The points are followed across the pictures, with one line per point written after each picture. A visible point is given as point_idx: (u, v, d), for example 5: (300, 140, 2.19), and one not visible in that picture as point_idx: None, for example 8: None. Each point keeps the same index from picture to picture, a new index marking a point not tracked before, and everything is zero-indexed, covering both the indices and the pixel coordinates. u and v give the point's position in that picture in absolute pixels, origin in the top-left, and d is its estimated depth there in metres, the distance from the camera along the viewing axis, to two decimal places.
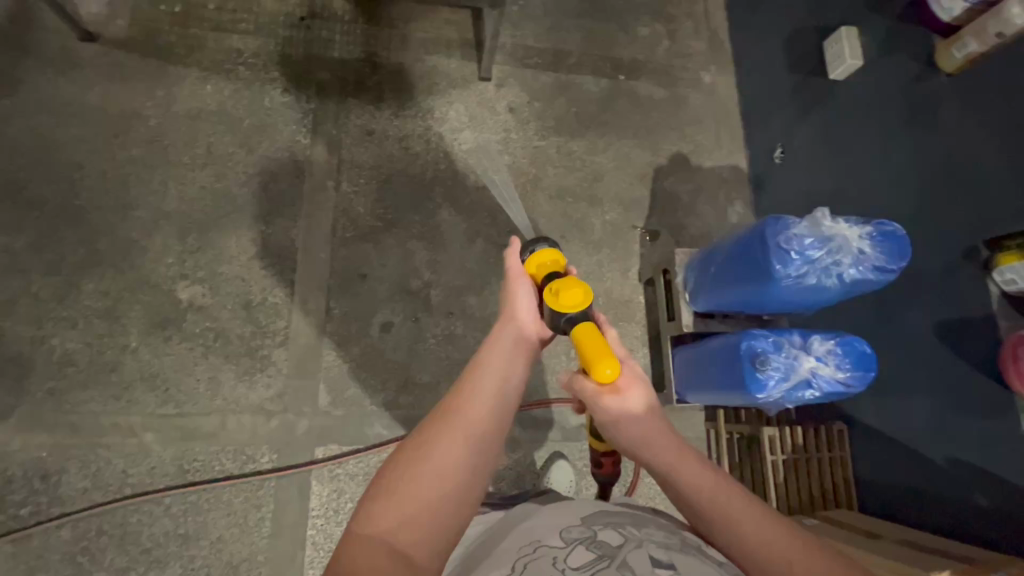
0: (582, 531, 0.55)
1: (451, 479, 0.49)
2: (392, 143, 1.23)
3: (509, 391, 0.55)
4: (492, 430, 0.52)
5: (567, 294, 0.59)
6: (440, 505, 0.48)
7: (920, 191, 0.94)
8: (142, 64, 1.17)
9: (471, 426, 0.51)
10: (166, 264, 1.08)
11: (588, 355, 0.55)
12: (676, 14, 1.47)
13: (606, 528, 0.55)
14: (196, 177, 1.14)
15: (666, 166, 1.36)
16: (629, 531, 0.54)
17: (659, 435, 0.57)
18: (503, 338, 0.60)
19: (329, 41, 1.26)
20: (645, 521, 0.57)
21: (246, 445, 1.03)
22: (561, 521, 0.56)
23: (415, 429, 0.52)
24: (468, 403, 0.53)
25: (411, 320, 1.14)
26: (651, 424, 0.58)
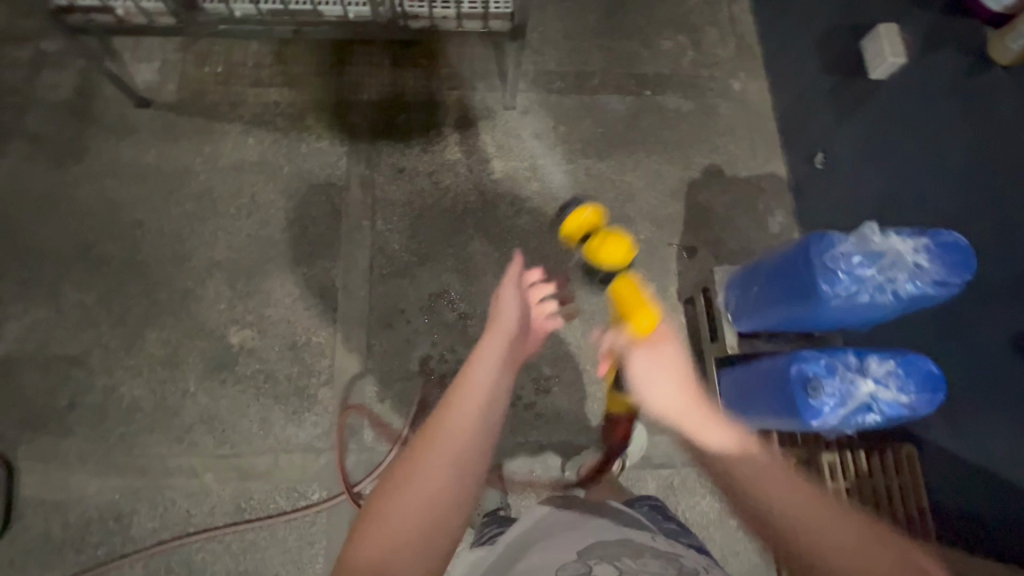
0: (579, 565, 0.65)
1: (449, 472, 0.65)
2: (422, 179, 1.26)
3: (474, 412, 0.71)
4: (469, 444, 0.68)
5: (607, 245, 0.98)
6: (442, 486, 0.63)
7: (980, 192, 0.86)
8: (191, 123, 1.25)
9: (450, 434, 0.68)
10: (219, 310, 1.14)
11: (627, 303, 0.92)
12: (700, 24, 1.44)
13: (600, 562, 0.65)
14: (242, 226, 1.20)
15: (699, 180, 1.33)
16: (623, 565, 0.63)
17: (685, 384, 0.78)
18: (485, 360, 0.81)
19: (359, 86, 1.31)
20: (641, 551, 0.67)
21: (298, 482, 1.06)
22: (561, 561, 0.67)
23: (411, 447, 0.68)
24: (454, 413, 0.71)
25: (449, 352, 1.15)
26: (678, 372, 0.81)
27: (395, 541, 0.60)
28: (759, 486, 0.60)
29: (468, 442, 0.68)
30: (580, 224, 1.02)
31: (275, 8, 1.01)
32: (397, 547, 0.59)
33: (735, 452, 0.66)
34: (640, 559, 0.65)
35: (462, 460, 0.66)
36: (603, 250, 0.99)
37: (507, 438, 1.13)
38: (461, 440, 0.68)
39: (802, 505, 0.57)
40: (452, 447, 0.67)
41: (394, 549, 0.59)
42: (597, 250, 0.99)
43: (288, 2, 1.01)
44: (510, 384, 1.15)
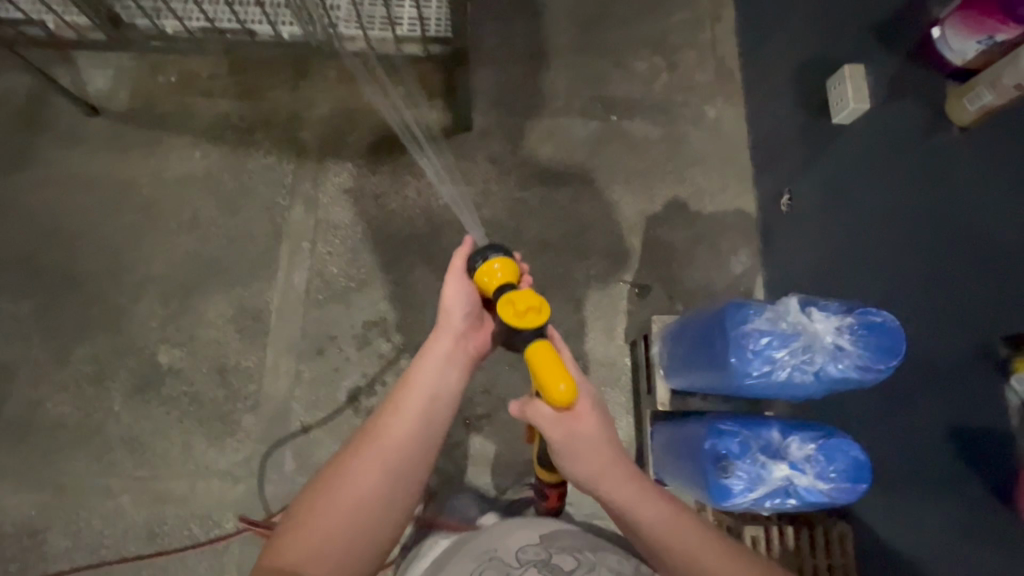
0: (540, 550, 0.67)
1: (381, 490, 0.59)
2: (368, 201, 1.22)
3: (424, 426, 0.62)
4: (407, 458, 0.60)
5: (524, 316, 0.61)
6: (356, 523, 0.58)
7: (929, 262, 0.78)
8: (138, 134, 1.23)
9: (389, 453, 0.60)
10: (151, 328, 1.13)
11: (541, 375, 0.59)
12: (679, 45, 1.35)
13: (562, 551, 0.67)
14: (181, 242, 1.18)
15: (661, 213, 1.26)
16: (583, 557, 0.67)
17: (615, 463, 0.60)
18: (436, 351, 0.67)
19: (311, 99, 1.26)
20: (599, 543, 0.70)
21: (214, 509, 1.05)
22: (523, 537, 0.68)
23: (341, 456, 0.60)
24: (392, 432, 0.61)
25: (379, 384, 1.12)
26: (605, 449, 0.60)
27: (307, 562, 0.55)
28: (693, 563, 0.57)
29: (393, 468, 0.59)
30: (491, 281, 0.66)
31: (203, 25, 0.99)
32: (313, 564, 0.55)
33: (671, 535, 0.58)
34: (600, 550, 0.69)
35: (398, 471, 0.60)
36: (520, 315, 0.61)
37: (433, 477, 1.09)
38: (409, 446, 0.61)
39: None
40: (388, 461, 0.59)
41: (316, 560, 0.56)
42: (512, 312, 0.61)
43: (216, 22, 0.99)
44: None
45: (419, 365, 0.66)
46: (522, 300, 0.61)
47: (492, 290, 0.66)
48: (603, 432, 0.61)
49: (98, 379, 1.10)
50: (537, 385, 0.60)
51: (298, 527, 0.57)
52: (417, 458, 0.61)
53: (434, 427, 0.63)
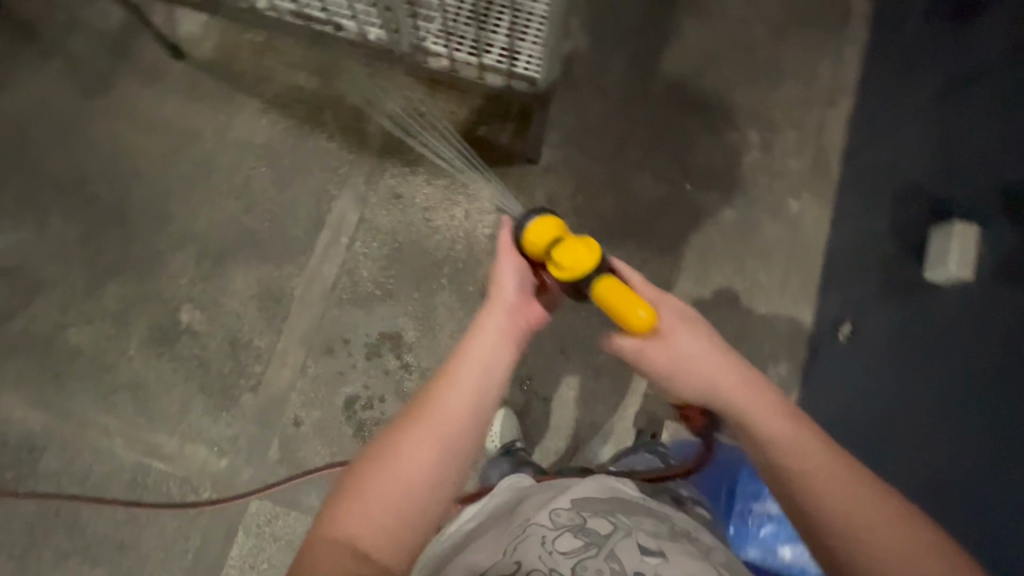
0: (572, 515, 0.60)
1: (442, 454, 0.52)
2: (415, 212, 1.19)
3: (485, 388, 0.56)
4: (467, 426, 0.54)
5: (577, 260, 0.62)
6: (417, 492, 0.51)
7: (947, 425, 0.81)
8: (214, 87, 1.23)
9: (448, 422, 0.53)
10: (179, 284, 1.15)
11: (617, 307, 0.60)
12: (781, 122, 1.23)
13: (597, 515, 0.60)
14: (227, 206, 1.19)
15: (708, 300, 1.18)
16: (618, 519, 0.60)
17: (727, 378, 0.58)
18: (490, 323, 0.60)
19: (386, 92, 1.22)
20: (635, 508, 0.63)
21: (195, 475, 1.08)
22: (554, 504, 0.62)
23: (396, 422, 0.54)
24: (447, 401, 0.54)
25: (378, 398, 1.12)
26: (710, 365, 0.59)
27: (370, 528, 0.49)
28: (824, 486, 0.51)
29: (458, 427, 0.53)
30: (542, 235, 0.65)
31: (291, 8, 1.00)
32: (373, 532, 0.49)
33: (798, 453, 0.53)
34: (635, 514, 0.62)
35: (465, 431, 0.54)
36: (572, 264, 0.63)
37: None
38: (472, 410, 0.54)
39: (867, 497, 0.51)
40: (444, 435, 0.53)
41: (375, 527, 0.49)
42: (563, 270, 0.63)
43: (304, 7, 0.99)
44: None
45: (470, 339, 0.58)
46: (569, 253, 0.63)
47: (543, 245, 0.66)
48: (704, 345, 0.60)
49: (120, 320, 1.13)
50: (613, 314, 0.61)
51: (350, 499, 0.50)
52: (476, 425, 0.54)
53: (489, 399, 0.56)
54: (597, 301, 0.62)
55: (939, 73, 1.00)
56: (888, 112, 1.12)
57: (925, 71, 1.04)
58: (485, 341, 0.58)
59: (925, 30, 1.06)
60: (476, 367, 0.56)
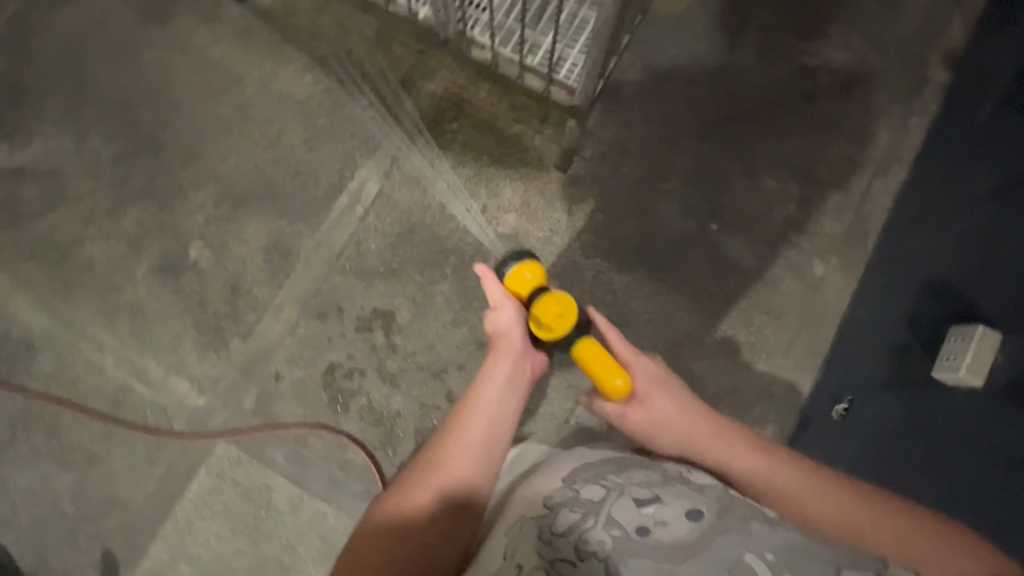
0: (565, 489, 0.61)
1: (465, 485, 0.66)
2: (434, 197, 1.18)
3: (493, 429, 0.69)
4: (476, 462, 0.67)
5: (559, 320, 0.73)
6: (433, 524, 0.64)
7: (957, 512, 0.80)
8: (267, 36, 1.24)
9: (459, 463, 0.67)
10: (194, 221, 1.18)
11: (598, 370, 0.69)
12: (825, 181, 1.18)
13: (588, 483, 0.61)
14: (255, 154, 1.20)
15: (707, 345, 1.14)
16: (608, 480, 0.61)
17: (699, 431, 0.69)
18: (496, 375, 0.73)
19: (432, 72, 1.21)
20: (625, 464, 0.64)
21: (172, 407, 1.11)
22: (546, 488, 0.63)
23: (418, 463, 0.68)
24: (458, 446, 0.67)
25: (359, 372, 1.13)
26: (682, 424, 0.69)
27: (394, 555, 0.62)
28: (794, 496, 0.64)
29: (478, 455, 0.68)
30: (523, 286, 0.76)
31: None
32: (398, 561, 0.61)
33: (772, 482, 0.65)
34: (626, 470, 0.63)
35: (483, 457, 0.68)
36: (553, 319, 0.73)
37: (358, 483, 1.08)
38: (481, 449, 0.68)
39: (824, 493, 0.64)
40: (458, 473, 0.66)
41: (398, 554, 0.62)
42: (545, 328, 0.73)
43: None
44: (392, 435, 1.10)
45: (479, 390, 0.72)
46: (548, 309, 0.73)
47: (525, 292, 0.77)
48: (672, 403, 0.71)
49: (133, 245, 1.17)
50: (594, 376, 0.70)
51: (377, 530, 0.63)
52: (484, 462, 0.68)
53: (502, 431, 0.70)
54: (579, 365, 0.71)
55: (1004, 169, 0.94)
56: (939, 193, 1.06)
57: (993, 160, 0.97)
58: (492, 390, 0.72)
59: (1003, 117, 0.99)
60: (483, 414, 0.70)
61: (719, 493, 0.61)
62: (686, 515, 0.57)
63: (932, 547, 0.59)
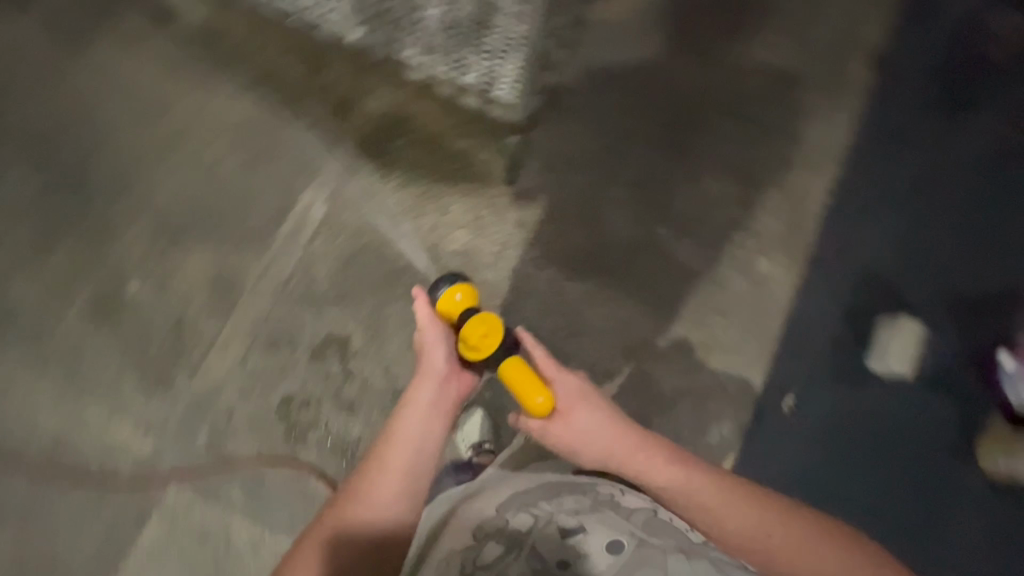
0: (498, 518, 0.70)
1: (389, 507, 0.70)
2: (382, 218, 1.17)
3: (419, 457, 0.73)
4: (400, 489, 0.71)
5: (484, 342, 0.74)
6: (358, 548, 0.69)
7: None
8: (196, 60, 1.20)
9: (383, 491, 0.71)
10: (129, 256, 1.13)
11: (521, 389, 0.71)
12: (764, 180, 1.22)
13: (518, 512, 0.70)
14: (191, 183, 1.16)
15: (662, 348, 1.16)
16: (539, 509, 0.70)
17: (618, 445, 0.73)
18: (421, 399, 0.76)
19: (371, 91, 1.20)
20: (557, 492, 0.73)
21: (116, 453, 1.06)
22: (482, 513, 0.72)
23: (345, 489, 0.72)
24: (384, 475, 0.71)
25: (315, 402, 1.10)
26: (600, 438, 0.73)
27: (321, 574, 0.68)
28: (705, 508, 0.69)
29: (402, 478, 0.71)
30: (453, 307, 0.79)
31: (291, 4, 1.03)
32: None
33: (686, 494, 0.70)
34: (558, 497, 0.72)
35: (407, 485, 0.72)
36: (479, 341, 0.74)
37: None
38: (405, 476, 0.71)
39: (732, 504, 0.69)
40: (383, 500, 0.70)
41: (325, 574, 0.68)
42: (471, 349, 0.75)
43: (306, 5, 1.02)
44: (352, 464, 1.08)
45: (403, 416, 0.74)
46: (475, 331, 0.74)
47: (455, 315, 0.79)
48: (595, 417, 0.74)
49: (63, 286, 1.11)
50: (517, 394, 0.72)
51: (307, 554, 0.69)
52: (407, 489, 0.71)
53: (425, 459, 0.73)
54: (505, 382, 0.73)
55: None
56: None
57: None
58: (417, 418, 0.74)
59: None
60: (409, 444, 0.73)
61: (645, 518, 0.70)
62: (607, 547, 0.65)
63: (817, 544, 0.67)
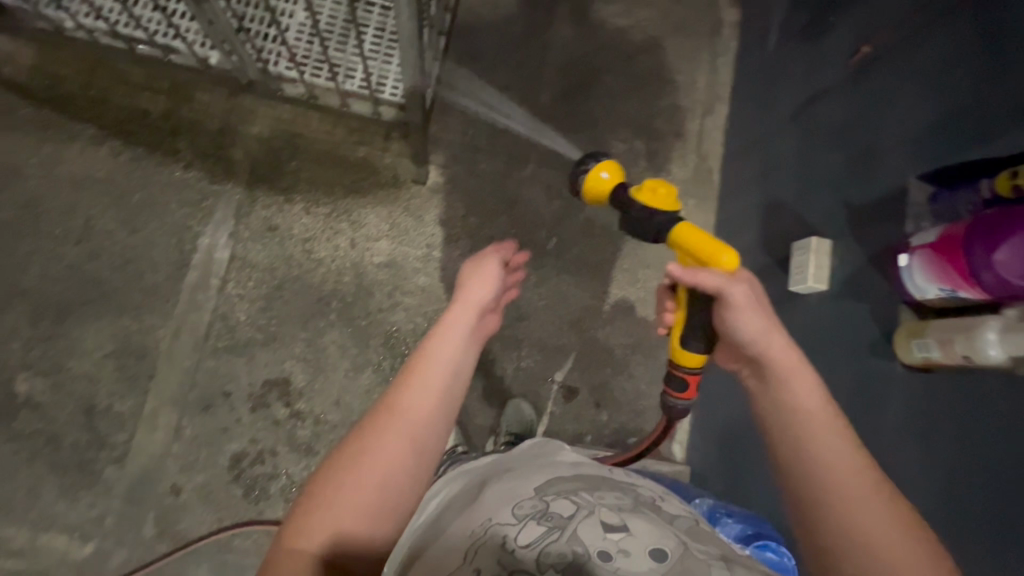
0: (535, 502, 0.54)
1: (425, 442, 0.53)
2: (295, 245, 1.09)
3: (456, 379, 0.57)
4: (432, 426, 0.54)
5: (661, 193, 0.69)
6: (389, 495, 0.51)
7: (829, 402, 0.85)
8: (36, 115, 1.06)
9: (415, 426, 0.53)
10: (12, 350, 1.00)
11: (699, 247, 0.62)
12: (664, 131, 1.26)
13: (559, 498, 0.54)
14: (65, 253, 1.03)
15: (606, 311, 1.18)
16: (582, 499, 0.54)
17: (790, 357, 0.56)
18: (459, 321, 0.60)
19: (250, 113, 1.11)
20: (598, 483, 0.58)
21: (53, 568, 0.95)
22: (515, 494, 0.55)
23: (359, 427, 0.53)
24: (413, 402, 0.54)
25: (268, 453, 1.02)
26: (778, 334, 0.57)
27: (341, 534, 0.48)
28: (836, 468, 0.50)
29: (439, 407, 0.55)
30: (603, 186, 0.76)
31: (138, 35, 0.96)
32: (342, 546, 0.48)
33: (824, 440, 0.52)
34: (599, 489, 0.56)
35: (421, 450, 0.53)
36: (655, 196, 0.69)
37: None
38: (441, 405, 0.55)
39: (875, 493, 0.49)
40: (414, 436, 0.53)
41: (347, 535, 0.49)
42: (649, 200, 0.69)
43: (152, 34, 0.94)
44: None
45: (437, 337, 0.58)
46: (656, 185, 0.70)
47: (605, 192, 0.76)
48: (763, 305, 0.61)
49: None
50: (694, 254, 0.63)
51: (317, 511, 0.49)
52: (443, 424, 0.55)
53: (444, 421, 0.55)
54: (681, 240, 0.64)
55: (796, 90, 1.03)
56: (754, 121, 1.17)
57: (790, 78, 1.06)
58: (457, 340, 0.58)
59: (789, 41, 1.08)
60: (445, 370, 0.56)
61: (689, 525, 0.55)
62: (649, 553, 0.48)
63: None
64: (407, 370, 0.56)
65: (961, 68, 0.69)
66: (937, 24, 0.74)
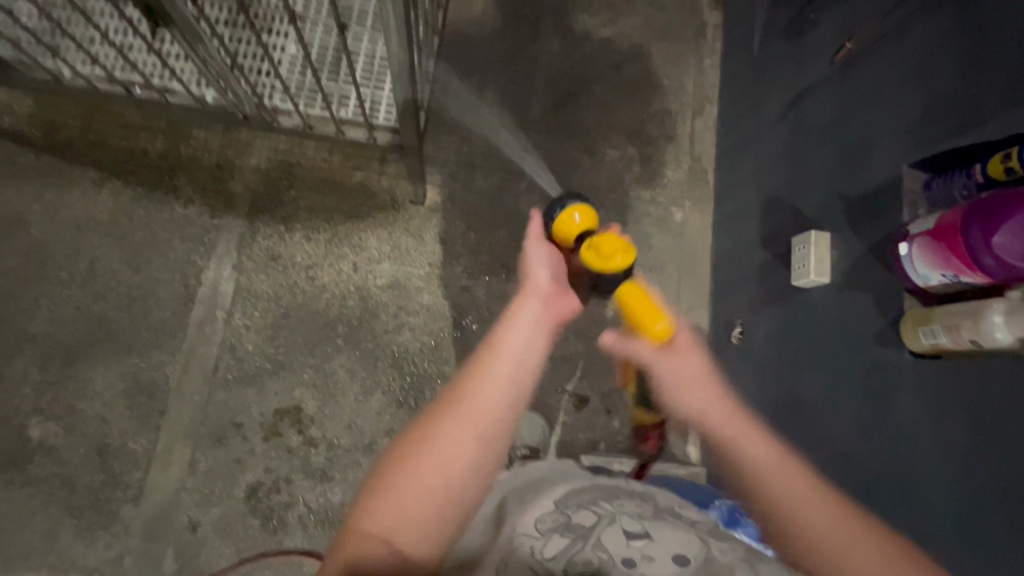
0: (556, 515, 0.54)
1: (492, 427, 0.55)
2: (298, 272, 1.10)
3: (525, 366, 0.60)
4: (500, 414, 0.55)
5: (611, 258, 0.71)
6: (454, 480, 0.52)
7: (839, 394, 0.85)
8: (36, 162, 1.07)
9: (484, 412, 0.55)
10: (24, 396, 1.01)
11: (636, 312, 0.70)
12: (655, 135, 1.27)
13: (581, 508, 0.54)
14: (72, 296, 1.04)
15: (611, 317, 1.19)
16: (603, 508, 0.54)
17: (734, 421, 0.60)
18: (526, 312, 0.66)
19: (247, 145, 1.12)
20: (616, 492, 0.57)
21: None
22: (536, 508, 0.55)
23: (431, 409, 0.56)
24: (482, 388, 0.56)
25: (283, 482, 1.02)
26: (715, 400, 0.63)
27: (408, 515, 0.50)
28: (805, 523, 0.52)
29: (507, 394, 0.57)
30: (571, 229, 0.77)
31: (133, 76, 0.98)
32: (406, 528, 0.49)
33: (787, 498, 0.53)
34: (618, 498, 0.56)
35: (486, 440, 0.54)
36: (604, 259, 0.72)
37: None
38: (511, 391, 0.57)
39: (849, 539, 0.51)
40: (482, 421, 0.54)
41: (415, 515, 0.50)
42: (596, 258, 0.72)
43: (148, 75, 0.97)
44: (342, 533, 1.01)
45: (505, 327, 0.63)
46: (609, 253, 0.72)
47: (572, 237, 0.77)
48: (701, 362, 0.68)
49: None
50: (634, 317, 0.71)
51: (387, 490, 0.51)
52: (511, 411, 0.57)
53: (511, 416, 0.56)
54: (623, 303, 0.72)
55: (784, 87, 1.05)
56: (744, 120, 1.18)
57: (776, 76, 1.07)
58: (522, 330, 0.63)
59: (772, 40, 1.10)
60: (512, 356, 0.59)
61: (710, 526, 0.55)
62: (673, 558, 0.48)
63: None
64: (478, 356, 0.60)
65: (943, 55, 0.71)
66: (917, 16, 0.75)
